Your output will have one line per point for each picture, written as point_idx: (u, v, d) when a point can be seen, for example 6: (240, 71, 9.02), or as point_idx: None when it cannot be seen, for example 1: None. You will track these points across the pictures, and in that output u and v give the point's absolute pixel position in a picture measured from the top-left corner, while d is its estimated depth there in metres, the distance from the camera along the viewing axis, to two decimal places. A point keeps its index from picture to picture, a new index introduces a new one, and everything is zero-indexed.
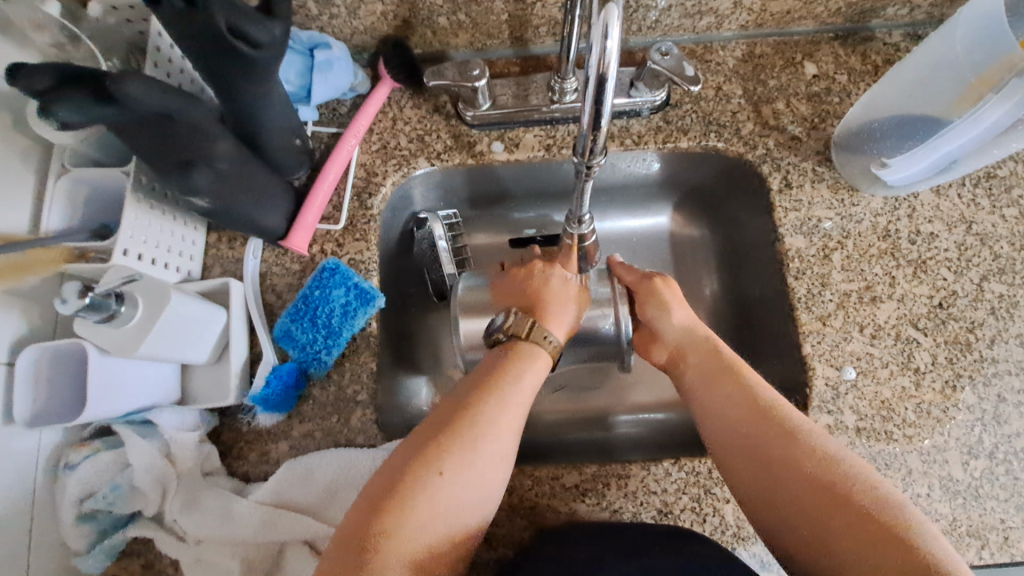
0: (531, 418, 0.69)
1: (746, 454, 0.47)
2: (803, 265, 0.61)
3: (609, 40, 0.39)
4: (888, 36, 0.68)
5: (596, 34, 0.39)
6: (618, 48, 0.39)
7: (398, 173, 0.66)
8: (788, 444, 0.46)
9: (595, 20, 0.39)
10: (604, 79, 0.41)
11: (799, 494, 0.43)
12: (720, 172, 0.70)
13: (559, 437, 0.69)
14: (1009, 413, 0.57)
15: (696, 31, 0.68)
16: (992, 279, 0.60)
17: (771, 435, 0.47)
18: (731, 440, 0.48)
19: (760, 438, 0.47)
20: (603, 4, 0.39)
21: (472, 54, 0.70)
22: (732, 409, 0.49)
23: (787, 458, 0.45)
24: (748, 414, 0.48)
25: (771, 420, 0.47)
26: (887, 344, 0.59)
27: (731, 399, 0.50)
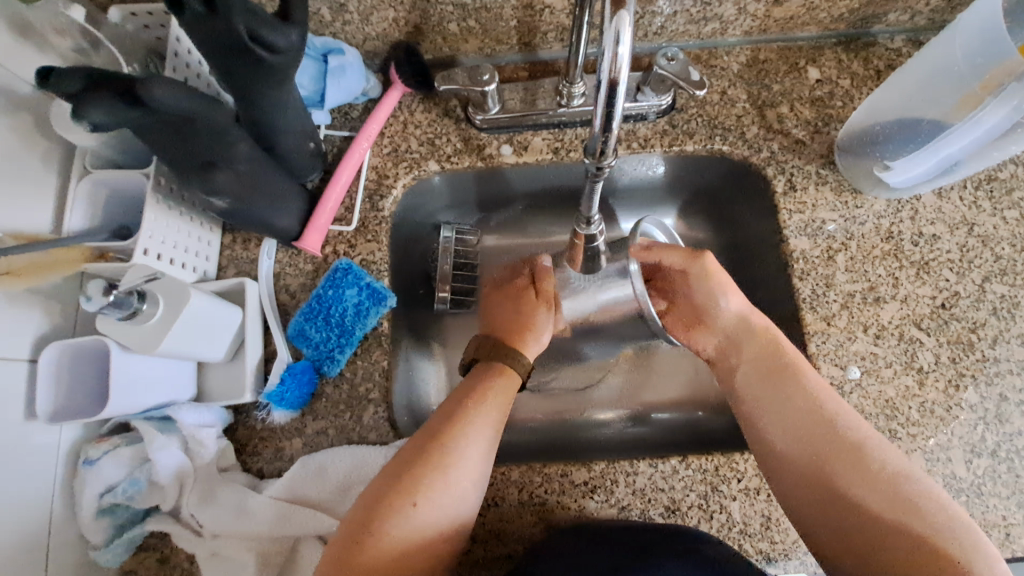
0: (539, 416, 0.71)
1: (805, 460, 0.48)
2: (808, 266, 0.62)
3: (621, 46, 0.40)
4: (890, 41, 0.69)
5: (607, 37, 0.40)
6: (629, 52, 0.40)
7: (409, 176, 0.67)
8: (854, 457, 0.47)
9: (607, 27, 0.40)
10: (616, 84, 0.41)
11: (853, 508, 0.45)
12: (725, 175, 0.71)
13: (566, 436, 0.70)
14: (1012, 413, 0.57)
15: (701, 36, 0.69)
16: (993, 280, 0.61)
17: (835, 444, 0.48)
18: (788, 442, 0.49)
19: (822, 448, 0.48)
20: (616, 11, 0.40)
21: (481, 59, 0.71)
22: (799, 414, 0.50)
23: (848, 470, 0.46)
24: (810, 420, 0.49)
25: (833, 428, 0.49)
26: (891, 344, 0.59)
27: (794, 398, 0.51)
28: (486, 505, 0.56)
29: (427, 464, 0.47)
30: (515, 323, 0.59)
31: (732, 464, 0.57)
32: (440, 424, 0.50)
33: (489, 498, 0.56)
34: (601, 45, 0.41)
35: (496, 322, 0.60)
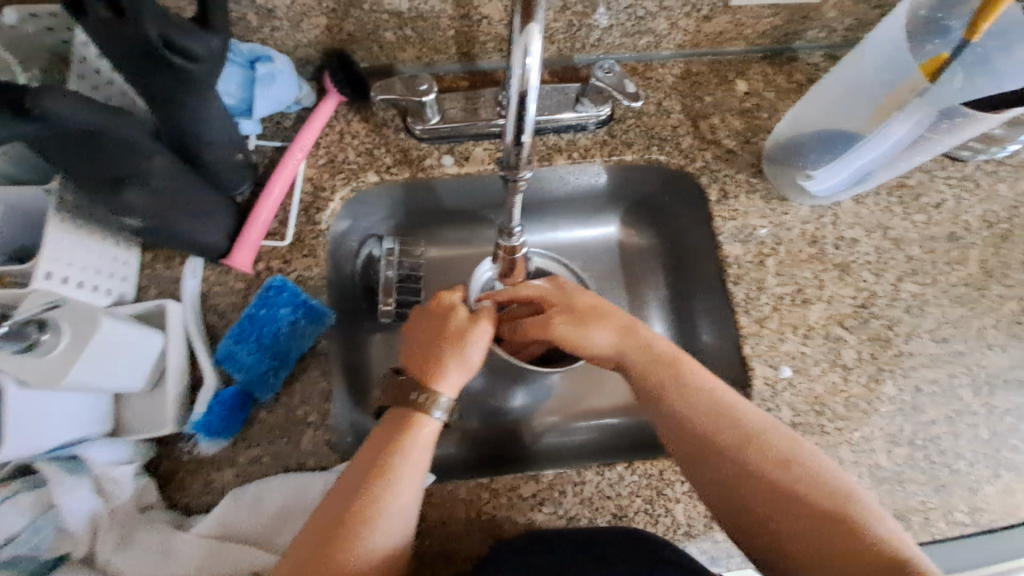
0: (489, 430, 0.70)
1: (730, 482, 0.47)
2: (741, 271, 0.65)
3: (530, 59, 0.40)
4: (810, 57, 0.74)
5: (517, 55, 0.39)
6: (539, 68, 0.40)
7: (346, 187, 0.65)
8: (782, 470, 0.46)
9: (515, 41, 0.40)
10: (526, 96, 0.42)
11: (783, 523, 0.44)
12: (662, 184, 0.73)
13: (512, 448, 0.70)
14: (926, 403, 0.62)
15: (636, 49, 0.71)
16: (906, 279, 0.66)
17: (756, 461, 0.47)
18: (709, 462, 0.48)
19: (748, 465, 0.47)
20: (524, 25, 0.39)
21: (420, 68, 0.70)
22: (716, 432, 0.49)
23: (772, 483, 0.46)
24: (729, 436, 0.48)
25: (755, 441, 0.48)
26: (818, 343, 0.63)
27: (700, 407, 0.50)
28: (433, 525, 0.55)
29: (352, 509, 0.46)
30: (432, 346, 0.54)
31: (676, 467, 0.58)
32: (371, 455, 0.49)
33: (436, 518, 0.55)
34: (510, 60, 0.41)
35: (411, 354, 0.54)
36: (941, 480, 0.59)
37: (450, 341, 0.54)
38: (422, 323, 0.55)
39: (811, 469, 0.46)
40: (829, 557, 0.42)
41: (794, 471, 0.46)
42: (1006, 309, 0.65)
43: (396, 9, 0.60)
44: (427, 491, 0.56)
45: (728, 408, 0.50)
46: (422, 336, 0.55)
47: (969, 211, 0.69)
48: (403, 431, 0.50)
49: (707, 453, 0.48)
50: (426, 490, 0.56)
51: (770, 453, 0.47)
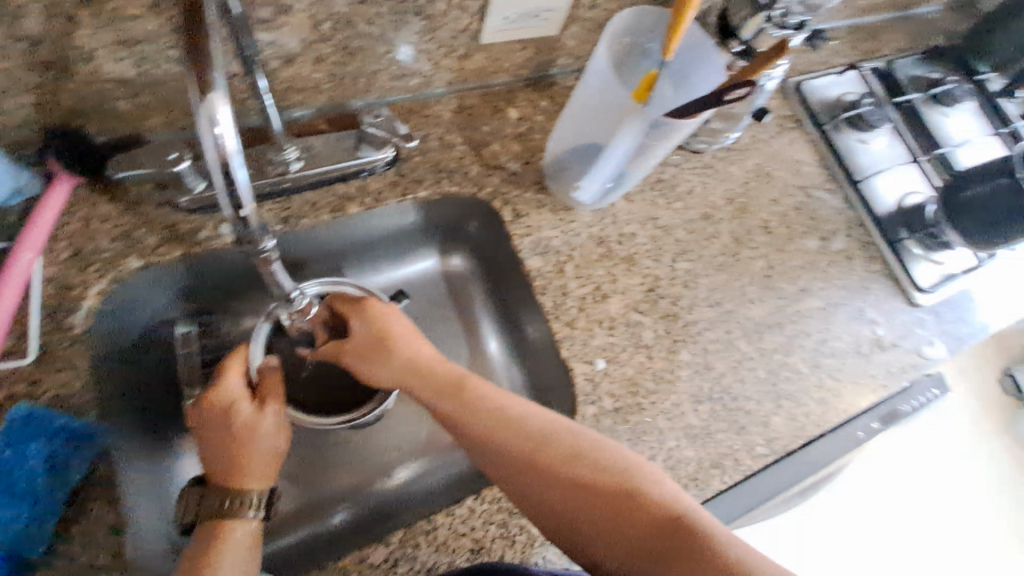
0: (350, 497, 0.69)
1: (533, 484, 0.50)
2: (545, 282, 0.69)
3: (221, 130, 0.34)
4: (567, 80, 0.82)
5: (201, 126, 0.34)
6: (234, 138, 0.35)
7: (104, 280, 0.56)
8: (574, 457, 0.50)
9: (198, 113, 0.34)
10: (233, 170, 0.36)
11: (583, 506, 0.48)
12: (463, 213, 0.75)
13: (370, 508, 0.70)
14: (715, 360, 0.72)
15: (409, 90, 0.72)
16: (680, 259, 0.76)
17: (551, 457, 0.51)
18: (513, 472, 0.51)
19: (545, 464, 0.50)
20: (203, 96, 0.34)
21: (174, 134, 0.63)
22: (512, 441, 0.52)
23: (567, 471, 0.50)
24: (524, 441, 0.51)
25: (547, 438, 0.52)
26: (622, 330, 0.69)
27: (494, 422, 0.53)
28: None
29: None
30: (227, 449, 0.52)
31: None
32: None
33: None
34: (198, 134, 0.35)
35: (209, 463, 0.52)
36: (738, 422, 0.70)
37: (246, 436, 0.52)
38: (205, 429, 0.52)
39: (598, 447, 0.51)
40: (617, 531, 0.47)
41: (583, 454, 0.50)
42: (756, 267, 0.79)
43: (122, 77, 0.54)
44: None
45: (513, 420, 0.53)
46: (212, 443, 0.52)
47: (714, 192, 0.82)
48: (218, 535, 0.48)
49: (509, 463, 0.51)
50: None
51: (561, 445, 0.51)
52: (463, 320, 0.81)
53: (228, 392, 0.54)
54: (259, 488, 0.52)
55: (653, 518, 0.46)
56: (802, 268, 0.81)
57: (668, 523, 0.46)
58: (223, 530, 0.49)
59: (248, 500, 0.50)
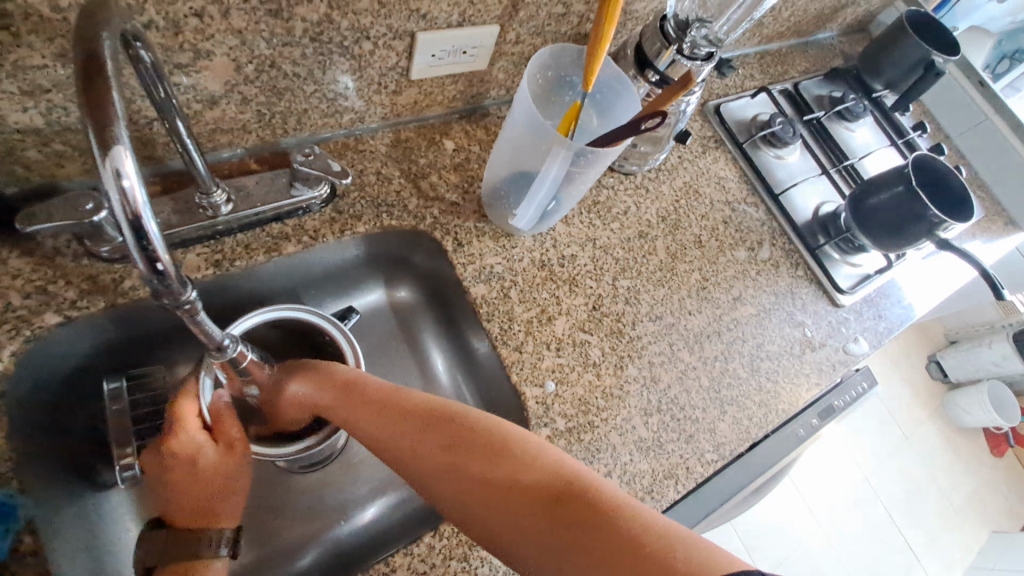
0: (313, 542, 0.67)
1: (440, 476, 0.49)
2: (490, 308, 0.70)
3: (126, 178, 0.34)
4: (500, 110, 0.85)
5: (106, 179, 0.33)
6: (139, 188, 0.34)
7: (14, 340, 0.53)
8: (481, 444, 0.49)
9: (101, 166, 0.34)
10: (143, 218, 0.35)
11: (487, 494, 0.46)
12: (405, 245, 0.75)
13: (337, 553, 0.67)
14: (661, 372, 0.74)
15: (341, 127, 0.73)
16: (621, 276, 0.79)
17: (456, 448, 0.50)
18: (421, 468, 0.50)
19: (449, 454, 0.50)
20: (105, 150, 0.34)
21: (93, 182, 0.61)
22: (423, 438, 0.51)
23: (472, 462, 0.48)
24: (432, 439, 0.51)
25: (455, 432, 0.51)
26: (570, 351, 0.70)
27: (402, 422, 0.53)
28: None
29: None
30: (193, 488, 0.51)
31: None
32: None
33: None
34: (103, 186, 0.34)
35: (173, 503, 0.51)
36: (687, 430, 0.72)
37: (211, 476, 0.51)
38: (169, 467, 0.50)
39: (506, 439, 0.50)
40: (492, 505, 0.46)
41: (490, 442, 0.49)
42: (692, 279, 0.83)
43: (28, 125, 0.52)
44: None
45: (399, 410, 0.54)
46: (178, 481, 0.51)
47: (648, 212, 0.86)
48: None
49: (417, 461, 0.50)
50: None
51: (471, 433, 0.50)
52: (413, 353, 0.81)
53: (187, 430, 0.51)
54: (232, 525, 0.51)
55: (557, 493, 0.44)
56: (735, 278, 0.85)
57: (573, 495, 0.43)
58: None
59: (224, 536, 0.49)
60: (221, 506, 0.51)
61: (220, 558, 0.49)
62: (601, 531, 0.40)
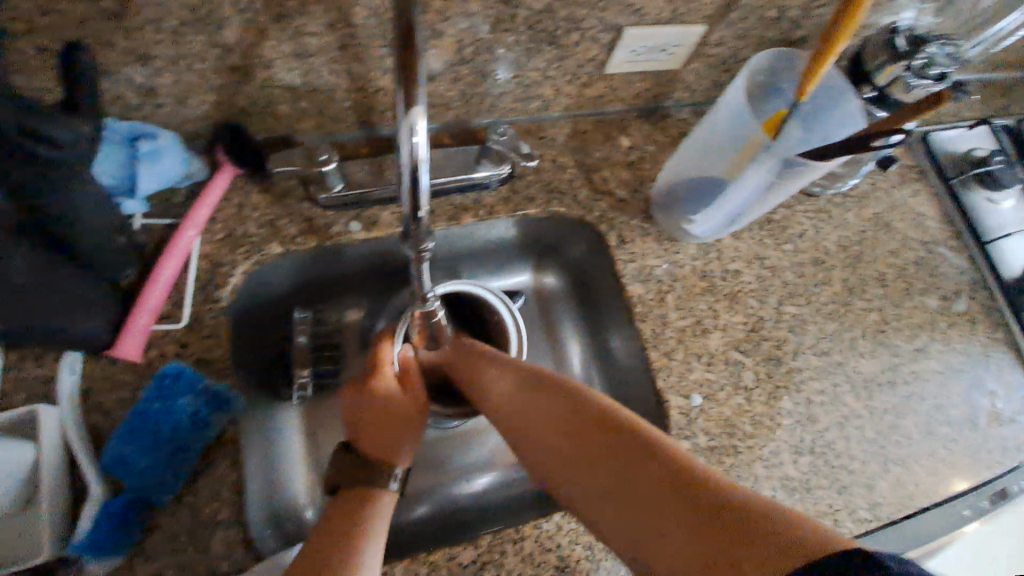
0: (430, 499, 0.71)
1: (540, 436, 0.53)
2: (645, 309, 0.69)
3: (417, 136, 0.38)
4: (679, 113, 0.83)
5: (402, 133, 0.38)
6: (427, 144, 0.38)
7: (248, 261, 0.63)
8: (577, 410, 0.51)
9: (400, 120, 0.38)
10: (418, 171, 0.39)
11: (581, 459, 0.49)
12: (567, 233, 0.77)
13: (446, 511, 0.71)
14: (818, 412, 0.68)
15: (527, 112, 0.76)
16: (786, 302, 0.74)
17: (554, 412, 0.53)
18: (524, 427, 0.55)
19: (547, 417, 0.53)
20: (407, 106, 0.38)
21: (319, 138, 0.70)
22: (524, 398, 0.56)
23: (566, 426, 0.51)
24: (531, 400, 0.55)
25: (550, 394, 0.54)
26: (721, 368, 0.68)
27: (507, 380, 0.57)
28: None
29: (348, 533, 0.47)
30: (378, 425, 0.58)
31: None
32: (338, 523, 0.49)
33: None
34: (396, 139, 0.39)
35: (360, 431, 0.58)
36: (840, 480, 0.66)
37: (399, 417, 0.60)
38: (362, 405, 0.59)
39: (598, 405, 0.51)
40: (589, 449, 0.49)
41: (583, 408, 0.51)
42: (867, 320, 0.75)
43: (290, 84, 0.61)
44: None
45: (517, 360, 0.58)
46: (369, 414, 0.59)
47: (826, 238, 0.79)
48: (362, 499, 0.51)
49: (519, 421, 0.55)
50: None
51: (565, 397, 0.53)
52: (549, 339, 0.81)
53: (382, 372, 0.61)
54: (403, 466, 0.56)
55: (642, 464, 0.44)
56: (920, 327, 0.76)
57: (657, 467, 0.43)
58: (367, 500, 0.51)
59: (397, 472, 0.54)
60: (398, 447, 0.57)
61: (389, 492, 0.53)
62: (685, 506, 0.40)
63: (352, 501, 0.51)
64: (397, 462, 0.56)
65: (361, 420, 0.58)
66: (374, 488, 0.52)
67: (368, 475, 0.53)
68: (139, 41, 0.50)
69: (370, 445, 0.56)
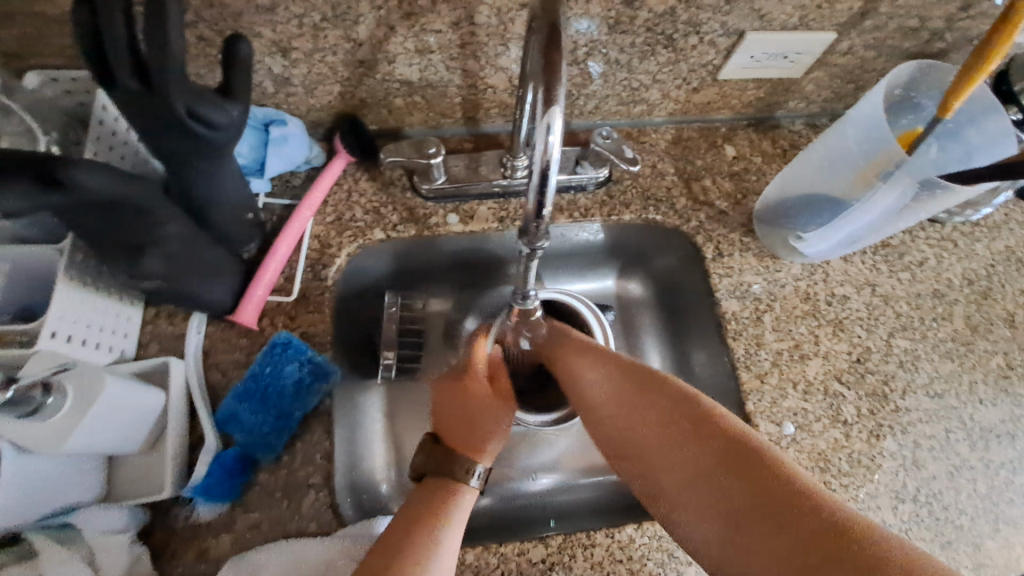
0: (494, 491, 0.69)
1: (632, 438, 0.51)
2: (739, 327, 0.66)
3: (552, 135, 0.39)
4: (792, 124, 0.78)
5: (539, 131, 0.39)
6: (560, 143, 0.40)
7: (353, 245, 0.66)
8: (669, 417, 0.49)
9: (538, 120, 0.40)
10: (547, 170, 0.41)
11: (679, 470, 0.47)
12: (660, 242, 0.74)
13: (509, 508, 0.69)
14: (925, 458, 0.62)
15: (630, 116, 0.74)
16: (898, 334, 0.68)
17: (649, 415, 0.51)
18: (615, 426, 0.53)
19: (644, 418, 0.51)
20: (547, 107, 0.40)
21: (426, 131, 0.72)
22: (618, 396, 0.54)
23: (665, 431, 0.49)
24: (626, 400, 0.53)
25: (650, 397, 0.51)
26: (818, 399, 0.64)
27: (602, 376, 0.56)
28: None
29: (422, 528, 0.49)
30: (464, 418, 0.58)
31: None
32: (414, 514, 0.50)
33: None
34: (531, 137, 0.41)
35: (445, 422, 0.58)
36: (947, 536, 0.60)
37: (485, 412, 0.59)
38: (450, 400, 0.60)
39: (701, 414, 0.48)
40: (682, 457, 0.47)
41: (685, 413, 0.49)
42: (993, 364, 0.68)
43: (407, 79, 0.63)
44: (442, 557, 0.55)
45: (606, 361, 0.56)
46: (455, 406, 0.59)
47: (950, 270, 0.72)
48: (445, 485, 0.52)
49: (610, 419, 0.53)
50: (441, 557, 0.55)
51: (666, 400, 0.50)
52: (629, 349, 0.78)
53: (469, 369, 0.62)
54: (487, 463, 0.55)
55: (743, 473, 0.43)
56: None
57: (759, 477, 0.42)
58: (448, 490, 0.52)
59: (479, 469, 0.53)
60: (483, 442, 0.56)
61: (470, 488, 0.53)
62: (813, 542, 0.38)
63: (437, 485, 0.52)
64: (481, 458, 0.55)
65: (447, 412, 0.59)
66: (455, 480, 0.52)
67: (448, 466, 0.53)
68: (283, 34, 0.56)
69: (455, 438, 0.56)
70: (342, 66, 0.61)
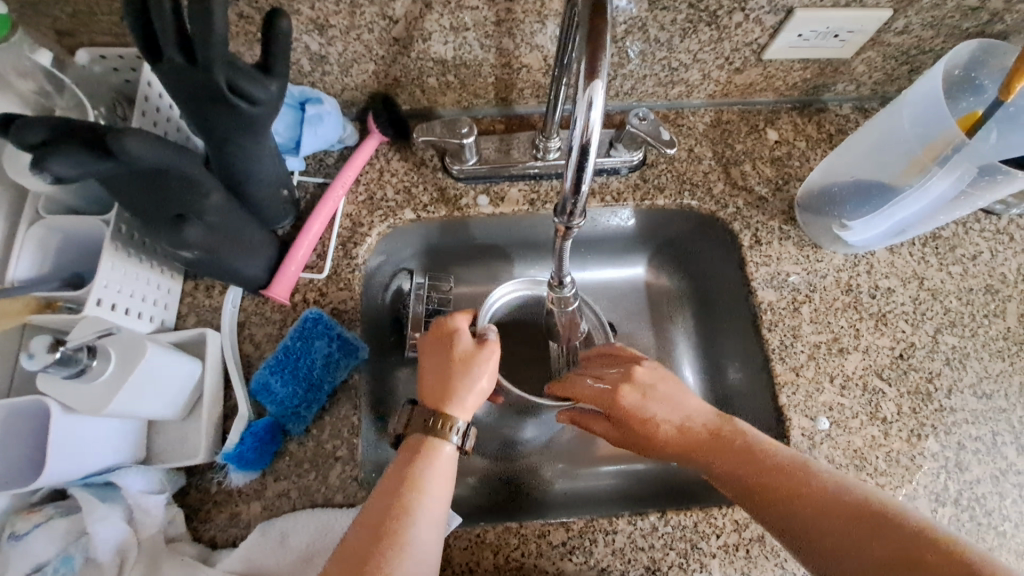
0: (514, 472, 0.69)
1: (794, 526, 0.45)
2: (775, 317, 0.64)
3: (593, 111, 0.39)
4: (839, 108, 0.75)
5: (580, 106, 0.40)
6: (601, 119, 0.40)
7: (384, 224, 0.67)
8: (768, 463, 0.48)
9: (580, 94, 0.40)
10: (587, 147, 0.41)
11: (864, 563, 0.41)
12: (693, 229, 0.73)
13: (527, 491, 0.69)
14: (970, 461, 0.60)
15: (668, 98, 0.72)
16: (945, 331, 0.65)
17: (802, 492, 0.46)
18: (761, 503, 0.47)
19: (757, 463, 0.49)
20: (588, 81, 0.40)
21: (458, 112, 0.72)
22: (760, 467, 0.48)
23: (823, 515, 0.44)
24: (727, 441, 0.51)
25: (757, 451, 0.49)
26: (856, 395, 0.61)
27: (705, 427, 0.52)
28: (461, 571, 0.54)
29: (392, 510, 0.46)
30: (446, 374, 0.55)
31: (711, 519, 0.56)
32: (381, 507, 0.47)
33: (463, 563, 0.54)
34: (573, 112, 0.41)
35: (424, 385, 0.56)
36: (990, 542, 0.57)
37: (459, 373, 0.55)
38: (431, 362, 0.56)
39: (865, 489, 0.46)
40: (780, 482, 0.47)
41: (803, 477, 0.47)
42: None
43: (441, 57, 0.63)
44: (455, 533, 0.55)
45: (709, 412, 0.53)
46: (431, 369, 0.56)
47: (1005, 265, 0.68)
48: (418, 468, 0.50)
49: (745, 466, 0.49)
50: (453, 533, 0.55)
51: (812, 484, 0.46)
52: (658, 338, 0.77)
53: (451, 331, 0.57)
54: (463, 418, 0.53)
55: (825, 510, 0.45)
56: None
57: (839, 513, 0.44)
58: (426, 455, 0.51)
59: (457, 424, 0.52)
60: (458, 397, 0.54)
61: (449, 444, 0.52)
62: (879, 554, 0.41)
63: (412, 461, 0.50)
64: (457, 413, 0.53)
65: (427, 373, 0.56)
66: (428, 440, 0.51)
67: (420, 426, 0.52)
68: (320, 11, 0.57)
69: (432, 397, 0.54)
70: (378, 44, 0.61)
